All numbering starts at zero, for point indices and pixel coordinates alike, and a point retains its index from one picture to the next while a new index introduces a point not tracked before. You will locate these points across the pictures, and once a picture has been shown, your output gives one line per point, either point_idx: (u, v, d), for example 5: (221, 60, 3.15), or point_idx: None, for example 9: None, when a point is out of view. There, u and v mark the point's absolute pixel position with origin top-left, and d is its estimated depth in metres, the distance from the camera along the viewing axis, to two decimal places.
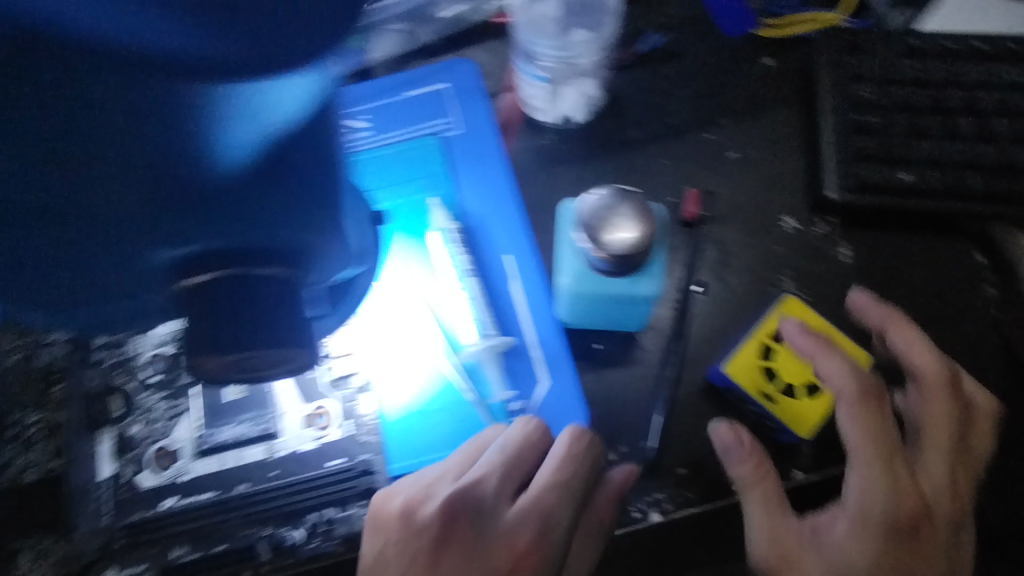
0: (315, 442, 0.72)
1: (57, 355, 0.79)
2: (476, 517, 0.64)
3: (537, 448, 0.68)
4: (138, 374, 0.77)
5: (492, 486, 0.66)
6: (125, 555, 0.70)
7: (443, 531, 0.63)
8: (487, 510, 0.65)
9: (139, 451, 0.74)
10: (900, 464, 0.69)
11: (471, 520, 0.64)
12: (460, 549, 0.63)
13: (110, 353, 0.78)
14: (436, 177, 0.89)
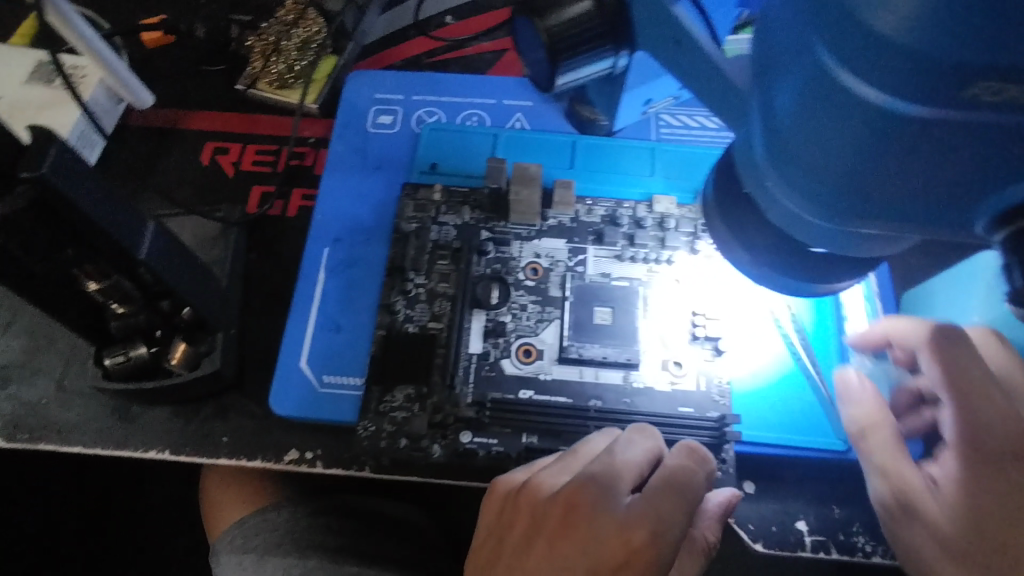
0: (671, 386, 0.79)
1: (448, 235, 0.86)
2: (586, 505, 0.58)
3: (619, 444, 0.64)
4: (516, 273, 0.84)
5: (623, 486, 0.60)
6: (483, 426, 0.76)
7: (566, 514, 0.58)
8: (607, 498, 0.59)
9: (507, 340, 0.80)
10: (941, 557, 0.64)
11: (578, 515, 0.58)
12: (571, 532, 0.57)
13: (494, 247, 0.85)
14: None
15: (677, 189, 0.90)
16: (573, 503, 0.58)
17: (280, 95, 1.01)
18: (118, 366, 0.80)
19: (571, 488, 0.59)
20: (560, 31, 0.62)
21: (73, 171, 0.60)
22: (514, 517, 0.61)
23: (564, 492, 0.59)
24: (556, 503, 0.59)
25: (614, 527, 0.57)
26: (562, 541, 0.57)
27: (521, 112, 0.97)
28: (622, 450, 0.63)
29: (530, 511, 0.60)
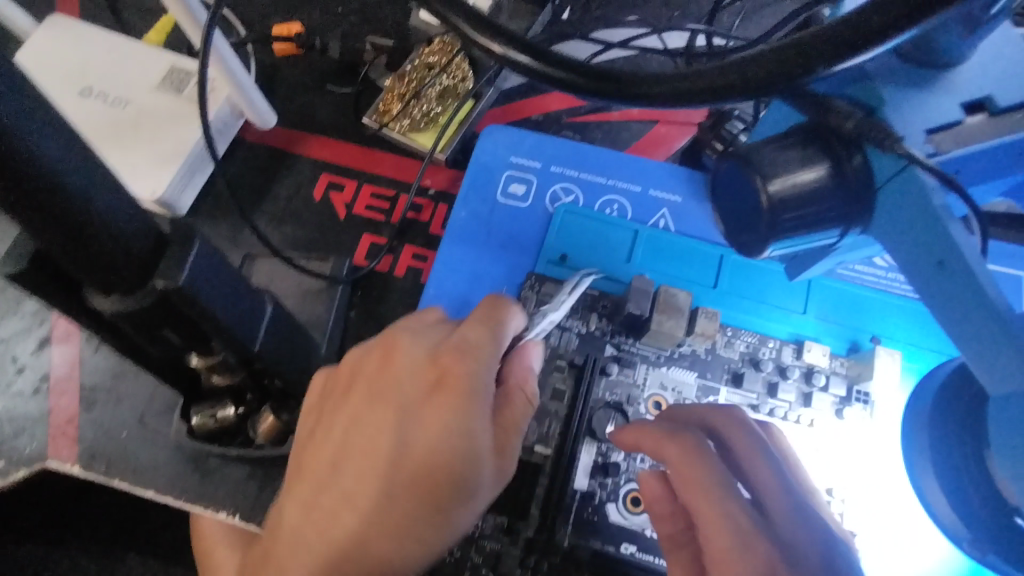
0: None
1: (568, 343, 0.78)
2: (399, 347, 0.57)
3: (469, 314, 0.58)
4: (636, 405, 0.76)
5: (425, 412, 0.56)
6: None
7: (381, 357, 0.57)
8: (417, 335, 0.58)
9: (617, 482, 0.73)
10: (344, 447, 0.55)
11: (392, 357, 0.56)
12: (391, 381, 0.55)
13: (617, 368, 0.77)
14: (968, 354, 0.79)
15: (831, 335, 0.80)
16: (389, 349, 0.57)
17: (410, 139, 0.92)
18: (204, 427, 0.75)
19: (398, 337, 0.57)
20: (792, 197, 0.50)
21: (210, 268, 0.54)
22: (334, 382, 0.60)
23: (376, 349, 0.58)
24: (373, 353, 0.58)
25: (427, 362, 0.55)
26: (377, 385, 0.55)
27: (667, 208, 0.87)
28: (473, 331, 0.55)
29: (348, 374, 0.59)
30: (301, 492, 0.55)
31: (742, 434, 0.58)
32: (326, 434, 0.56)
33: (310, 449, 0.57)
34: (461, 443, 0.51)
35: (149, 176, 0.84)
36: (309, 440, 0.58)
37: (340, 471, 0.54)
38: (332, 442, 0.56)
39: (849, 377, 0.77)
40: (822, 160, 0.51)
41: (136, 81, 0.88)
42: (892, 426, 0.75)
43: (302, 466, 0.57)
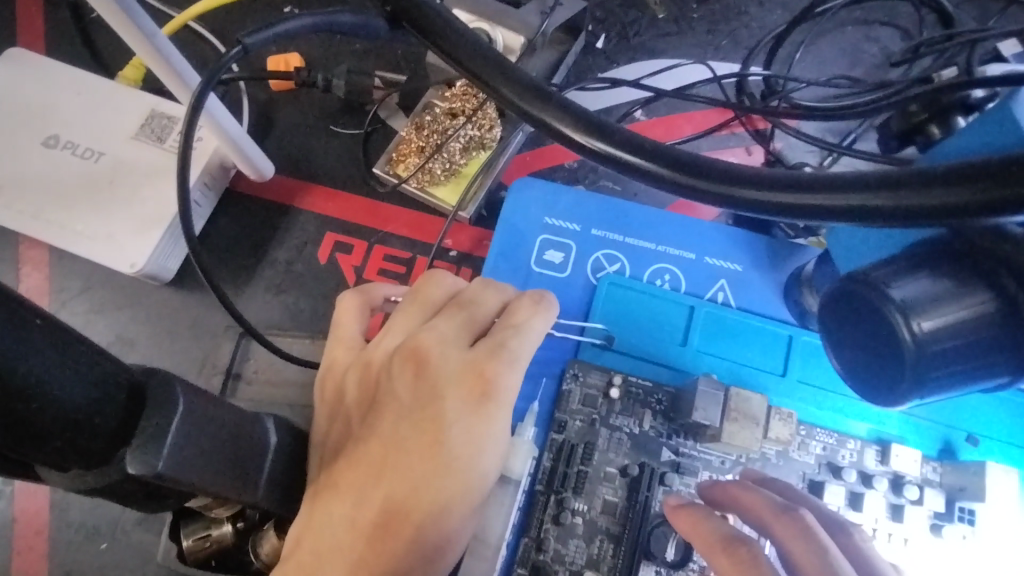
0: None
1: (621, 447, 0.67)
2: (425, 354, 0.56)
3: (469, 294, 0.59)
4: None
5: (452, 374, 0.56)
6: None
7: (414, 365, 0.56)
8: (448, 341, 0.56)
9: None
10: (354, 416, 0.59)
11: (413, 362, 0.56)
12: (414, 385, 0.55)
13: (677, 478, 0.66)
14: None
15: (921, 435, 0.70)
16: (418, 356, 0.56)
17: (428, 194, 0.80)
18: (194, 552, 0.64)
19: (418, 338, 0.57)
20: None
21: (200, 423, 0.42)
22: (354, 384, 0.60)
23: (398, 353, 0.57)
24: (399, 361, 0.57)
25: (464, 364, 0.54)
26: (414, 395, 0.55)
27: (726, 279, 0.76)
28: (513, 336, 0.55)
29: (374, 375, 0.59)
30: (345, 484, 0.54)
31: (808, 547, 0.47)
32: (363, 442, 0.56)
33: (355, 457, 0.55)
34: (495, 438, 0.53)
35: (128, 245, 0.71)
36: (346, 447, 0.57)
37: (392, 475, 0.53)
38: (382, 444, 0.55)
39: (946, 489, 0.67)
40: (982, 290, 0.41)
41: (111, 126, 0.75)
42: (1004, 552, 0.64)
43: (343, 470, 0.55)
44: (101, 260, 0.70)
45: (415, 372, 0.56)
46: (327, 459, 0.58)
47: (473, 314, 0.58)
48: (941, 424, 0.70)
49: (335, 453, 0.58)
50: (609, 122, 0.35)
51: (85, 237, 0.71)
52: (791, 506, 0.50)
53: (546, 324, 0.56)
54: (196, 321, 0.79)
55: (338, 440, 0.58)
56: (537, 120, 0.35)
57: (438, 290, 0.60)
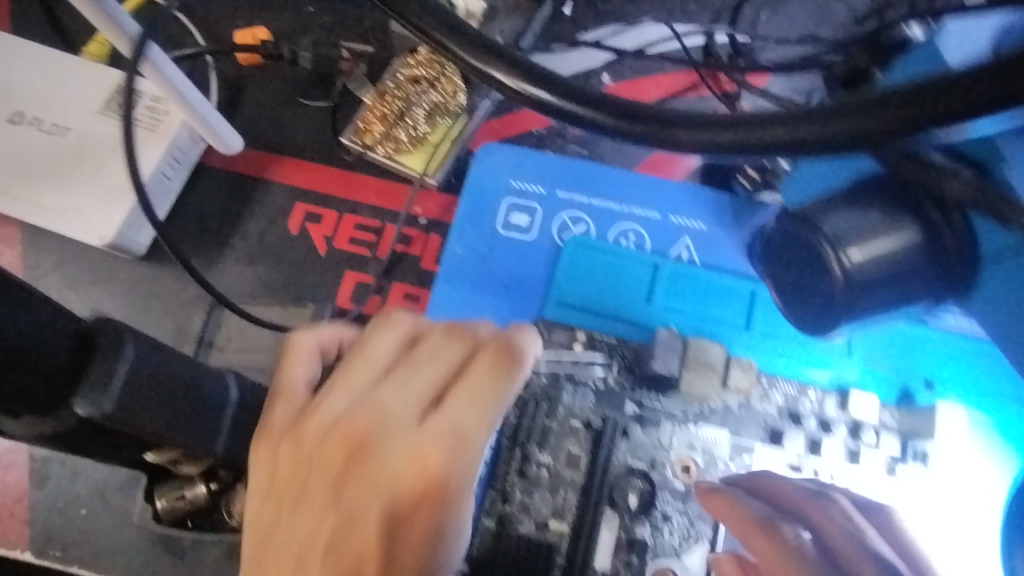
0: None
1: (585, 401, 0.69)
2: (372, 435, 0.48)
3: (422, 352, 0.50)
4: (662, 469, 0.67)
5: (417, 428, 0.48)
6: None
7: (350, 452, 0.48)
8: (394, 420, 0.48)
9: (643, 560, 0.65)
10: (287, 488, 0.50)
11: (363, 449, 0.48)
12: (363, 487, 0.48)
13: (639, 429, 0.68)
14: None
15: (880, 382, 0.71)
16: (360, 439, 0.48)
17: (396, 161, 0.81)
18: (170, 511, 0.67)
19: (363, 414, 0.49)
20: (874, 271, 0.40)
21: (148, 371, 0.43)
22: (284, 459, 0.51)
23: (342, 424, 0.49)
24: (334, 444, 0.49)
25: (409, 454, 0.47)
26: (352, 488, 0.48)
27: (690, 237, 0.76)
28: (466, 413, 0.48)
29: (306, 451, 0.50)
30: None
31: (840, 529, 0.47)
32: (292, 533, 0.48)
33: (286, 548, 0.48)
34: (453, 526, 0.48)
35: (97, 218, 0.72)
36: (273, 534, 0.49)
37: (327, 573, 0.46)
38: (313, 534, 0.48)
39: (902, 432, 0.69)
40: (910, 222, 0.41)
41: (75, 101, 0.76)
42: (959, 490, 0.66)
43: (273, 558, 0.48)
44: (70, 234, 0.71)
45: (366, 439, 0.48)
46: (256, 541, 0.50)
47: (422, 377, 0.49)
48: (900, 372, 0.72)
49: (260, 533, 0.50)
50: (549, 72, 0.33)
51: (54, 211, 0.72)
52: (815, 490, 0.51)
53: (514, 391, 0.49)
54: (169, 295, 0.79)
55: (265, 525, 0.50)
56: (479, 74, 0.34)
57: (391, 333, 0.52)
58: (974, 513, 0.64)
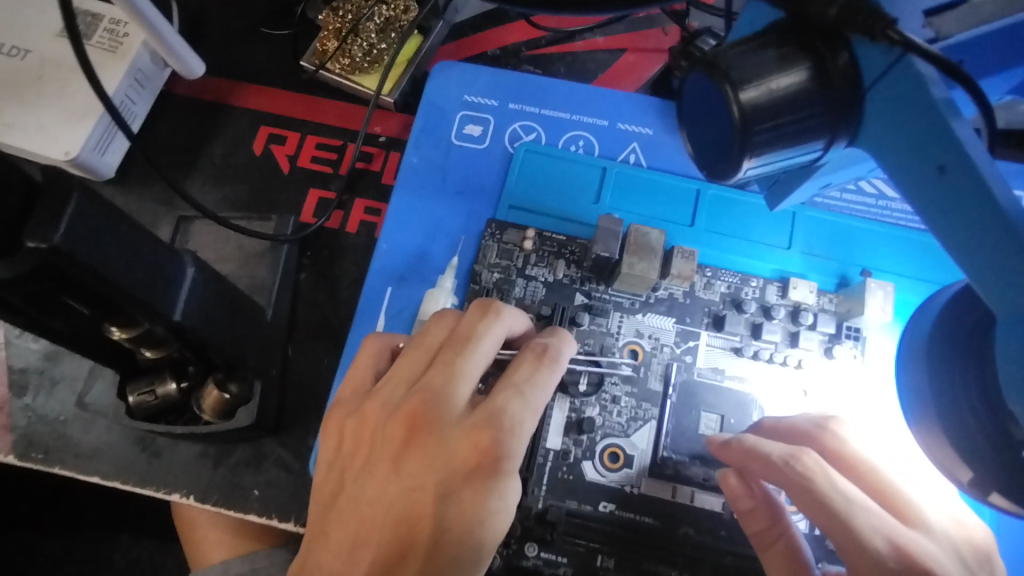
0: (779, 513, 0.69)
1: (535, 294, 0.72)
2: (434, 416, 0.47)
3: (463, 330, 0.50)
4: (611, 354, 0.70)
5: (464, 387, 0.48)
6: (553, 542, 0.65)
7: (408, 429, 0.47)
8: (446, 401, 0.47)
9: (592, 438, 0.68)
10: (367, 474, 0.47)
11: (425, 428, 0.47)
12: (421, 461, 0.46)
13: (589, 318, 0.71)
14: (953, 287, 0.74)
15: (818, 271, 0.75)
16: (415, 415, 0.47)
17: (353, 81, 0.85)
18: (143, 406, 0.68)
19: (416, 395, 0.48)
20: (762, 100, 0.42)
21: (96, 224, 0.46)
22: (349, 435, 0.50)
23: (405, 404, 0.48)
24: (396, 422, 0.48)
25: (464, 432, 0.46)
26: (410, 463, 0.46)
27: (638, 142, 0.80)
28: (517, 400, 0.48)
29: (370, 431, 0.49)
30: (335, 536, 0.46)
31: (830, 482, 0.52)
32: (357, 501, 0.47)
33: (349, 508, 0.47)
34: (500, 508, 0.46)
35: (59, 134, 0.74)
36: (336, 503, 0.48)
37: (378, 531, 0.45)
38: (379, 499, 0.46)
39: (837, 314, 0.72)
40: (803, 60, 0.43)
41: (35, 25, 0.78)
42: (882, 363, 0.71)
43: (333, 521, 0.47)
44: (35, 150, 0.73)
45: (413, 393, 0.48)
46: (321, 512, 0.49)
47: (474, 362, 0.49)
48: (836, 260, 0.75)
49: (324, 506, 0.48)
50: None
51: (17, 129, 0.74)
52: (826, 418, 0.59)
53: (550, 381, 0.50)
54: (141, 216, 0.83)
55: (326, 496, 0.49)
56: None
57: (439, 327, 0.52)
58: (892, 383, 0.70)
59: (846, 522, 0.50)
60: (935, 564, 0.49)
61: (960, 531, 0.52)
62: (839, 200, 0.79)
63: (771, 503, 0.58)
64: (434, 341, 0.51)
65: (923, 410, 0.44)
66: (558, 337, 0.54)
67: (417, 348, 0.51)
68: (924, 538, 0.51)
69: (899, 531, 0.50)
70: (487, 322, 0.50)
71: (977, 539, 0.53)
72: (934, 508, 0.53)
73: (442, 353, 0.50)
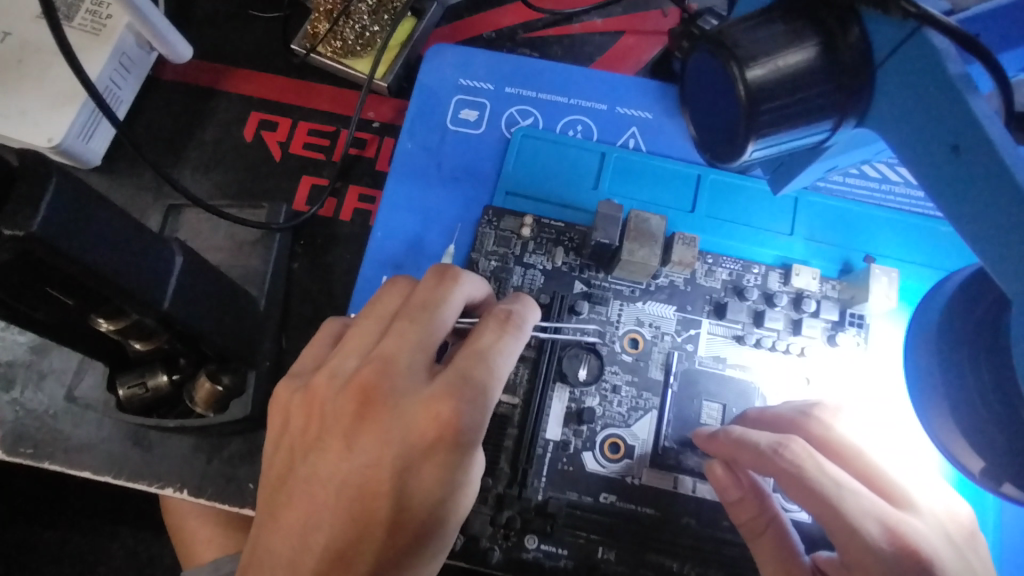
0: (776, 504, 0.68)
1: (533, 282, 0.70)
2: (388, 385, 0.44)
3: (419, 297, 0.47)
4: (611, 343, 0.69)
5: (421, 357, 0.45)
6: (553, 533, 0.64)
7: (360, 401, 0.44)
8: (401, 371, 0.44)
9: (592, 429, 0.67)
10: (315, 456, 0.45)
11: (377, 400, 0.44)
12: (377, 434, 0.43)
13: (588, 306, 0.70)
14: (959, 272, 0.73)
15: (821, 256, 0.73)
16: (368, 385, 0.44)
17: (346, 65, 0.84)
18: (134, 398, 0.66)
19: (368, 366, 0.45)
20: (769, 78, 0.41)
21: (74, 211, 0.44)
22: (297, 411, 0.47)
23: (356, 375, 0.45)
24: (347, 395, 0.45)
25: (422, 403, 0.43)
26: (364, 437, 0.43)
27: (637, 126, 0.79)
28: (480, 365, 0.44)
29: (319, 407, 0.46)
30: (284, 520, 0.44)
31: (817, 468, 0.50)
32: (309, 479, 0.44)
33: (299, 490, 0.44)
34: (465, 478, 0.43)
35: (40, 120, 0.72)
36: (286, 484, 0.45)
37: (333, 513, 0.43)
38: (332, 478, 0.43)
39: (841, 301, 0.71)
40: (811, 36, 0.41)
41: (16, 7, 0.76)
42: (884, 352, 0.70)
43: (282, 506, 0.44)
44: (18, 137, 0.71)
45: (363, 367, 0.45)
46: (269, 498, 0.46)
47: (434, 327, 0.46)
48: (839, 245, 0.74)
49: (273, 490, 0.45)
50: None
51: None
52: (811, 405, 0.59)
53: (515, 348, 0.46)
54: (127, 205, 0.81)
55: (274, 479, 0.46)
56: None
57: (394, 296, 0.49)
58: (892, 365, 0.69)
59: (836, 506, 0.49)
60: (928, 546, 0.47)
61: (949, 515, 0.51)
62: (843, 185, 0.77)
63: (758, 491, 0.58)
64: (387, 312, 0.49)
65: (934, 398, 0.42)
66: (523, 299, 0.50)
67: (370, 318, 0.48)
68: (914, 519, 0.49)
69: (891, 514, 0.49)
70: (445, 288, 0.47)
71: (962, 519, 0.51)
72: (927, 495, 0.51)
73: (395, 322, 0.47)
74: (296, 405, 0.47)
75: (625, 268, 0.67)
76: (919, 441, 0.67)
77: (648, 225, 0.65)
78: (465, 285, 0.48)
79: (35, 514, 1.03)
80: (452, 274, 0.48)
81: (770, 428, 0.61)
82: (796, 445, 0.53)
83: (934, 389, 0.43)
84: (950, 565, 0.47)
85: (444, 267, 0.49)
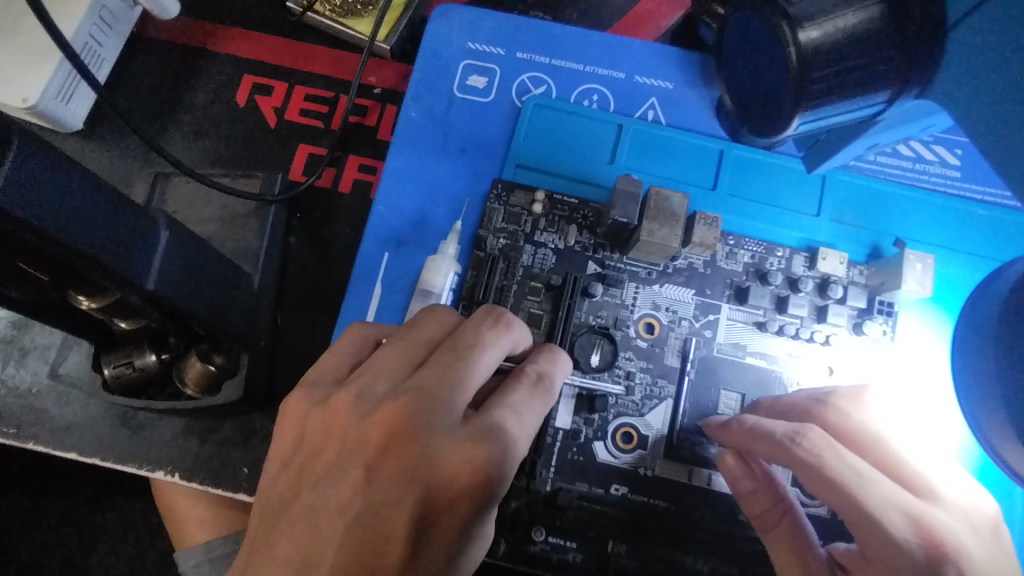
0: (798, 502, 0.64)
1: (545, 262, 0.66)
2: (421, 420, 0.40)
3: (467, 335, 0.44)
4: (625, 329, 0.65)
5: (458, 400, 0.41)
6: (562, 526, 0.61)
7: (388, 435, 0.40)
8: (439, 406, 0.41)
9: (604, 417, 0.63)
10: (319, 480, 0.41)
11: (409, 436, 0.40)
12: (400, 472, 0.39)
13: (602, 288, 0.66)
14: (994, 259, 0.69)
15: (848, 240, 0.69)
16: (391, 415, 0.40)
17: (346, 25, 0.78)
18: (121, 377, 0.62)
19: (404, 395, 0.41)
20: (825, 40, 0.36)
21: (38, 184, 0.39)
22: (313, 426, 0.43)
23: (389, 403, 0.41)
24: (374, 421, 0.41)
25: (455, 443, 0.39)
26: (385, 471, 0.39)
27: (656, 97, 0.74)
28: (512, 419, 0.42)
29: (339, 428, 0.42)
30: (282, 551, 0.39)
31: (836, 459, 0.47)
32: (317, 509, 0.40)
33: (303, 520, 0.40)
34: (480, 531, 0.41)
35: (15, 79, 0.67)
36: (288, 510, 0.41)
37: (336, 546, 0.39)
38: (342, 512, 0.39)
39: (869, 288, 0.67)
40: None
41: None
42: (908, 346, 0.67)
43: (279, 531, 0.40)
44: None
45: (391, 396, 0.41)
46: (268, 520, 0.41)
47: (475, 372, 0.42)
48: (868, 228, 0.70)
49: (272, 513, 0.41)
50: None
51: None
52: (826, 393, 0.56)
53: (543, 412, 0.44)
54: (112, 174, 0.76)
55: (276, 499, 0.42)
56: None
57: (436, 326, 0.46)
58: (923, 371, 0.66)
59: (856, 498, 0.46)
60: (954, 537, 0.44)
61: (971, 503, 0.47)
62: (875, 164, 0.73)
63: (772, 482, 0.54)
64: (422, 341, 0.45)
65: (985, 401, 0.39)
66: (558, 356, 0.48)
67: (405, 344, 0.45)
68: (938, 510, 0.46)
69: (914, 504, 0.45)
70: (494, 334, 0.44)
71: (986, 511, 0.47)
72: (961, 490, 0.47)
73: (433, 358, 0.43)
74: (314, 419, 0.43)
75: (645, 248, 0.63)
76: (943, 436, 0.64)
77: (667, 210, 0.61)
78: (512, 332, 0.45)
79: (24, 491, 1.01)
80: (505, 322, 0.45)
81: (783, 418, 0.58)
82: (814, 433, 0.49)
83: (988, 392, 0.39)
84: (976, 557, 0.44)
85: (494, 310, 0.46)
